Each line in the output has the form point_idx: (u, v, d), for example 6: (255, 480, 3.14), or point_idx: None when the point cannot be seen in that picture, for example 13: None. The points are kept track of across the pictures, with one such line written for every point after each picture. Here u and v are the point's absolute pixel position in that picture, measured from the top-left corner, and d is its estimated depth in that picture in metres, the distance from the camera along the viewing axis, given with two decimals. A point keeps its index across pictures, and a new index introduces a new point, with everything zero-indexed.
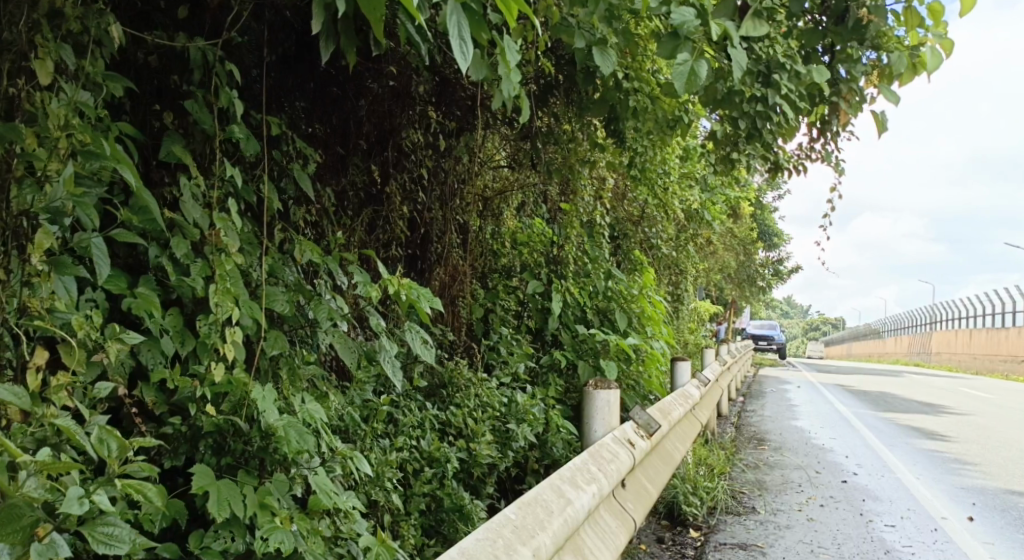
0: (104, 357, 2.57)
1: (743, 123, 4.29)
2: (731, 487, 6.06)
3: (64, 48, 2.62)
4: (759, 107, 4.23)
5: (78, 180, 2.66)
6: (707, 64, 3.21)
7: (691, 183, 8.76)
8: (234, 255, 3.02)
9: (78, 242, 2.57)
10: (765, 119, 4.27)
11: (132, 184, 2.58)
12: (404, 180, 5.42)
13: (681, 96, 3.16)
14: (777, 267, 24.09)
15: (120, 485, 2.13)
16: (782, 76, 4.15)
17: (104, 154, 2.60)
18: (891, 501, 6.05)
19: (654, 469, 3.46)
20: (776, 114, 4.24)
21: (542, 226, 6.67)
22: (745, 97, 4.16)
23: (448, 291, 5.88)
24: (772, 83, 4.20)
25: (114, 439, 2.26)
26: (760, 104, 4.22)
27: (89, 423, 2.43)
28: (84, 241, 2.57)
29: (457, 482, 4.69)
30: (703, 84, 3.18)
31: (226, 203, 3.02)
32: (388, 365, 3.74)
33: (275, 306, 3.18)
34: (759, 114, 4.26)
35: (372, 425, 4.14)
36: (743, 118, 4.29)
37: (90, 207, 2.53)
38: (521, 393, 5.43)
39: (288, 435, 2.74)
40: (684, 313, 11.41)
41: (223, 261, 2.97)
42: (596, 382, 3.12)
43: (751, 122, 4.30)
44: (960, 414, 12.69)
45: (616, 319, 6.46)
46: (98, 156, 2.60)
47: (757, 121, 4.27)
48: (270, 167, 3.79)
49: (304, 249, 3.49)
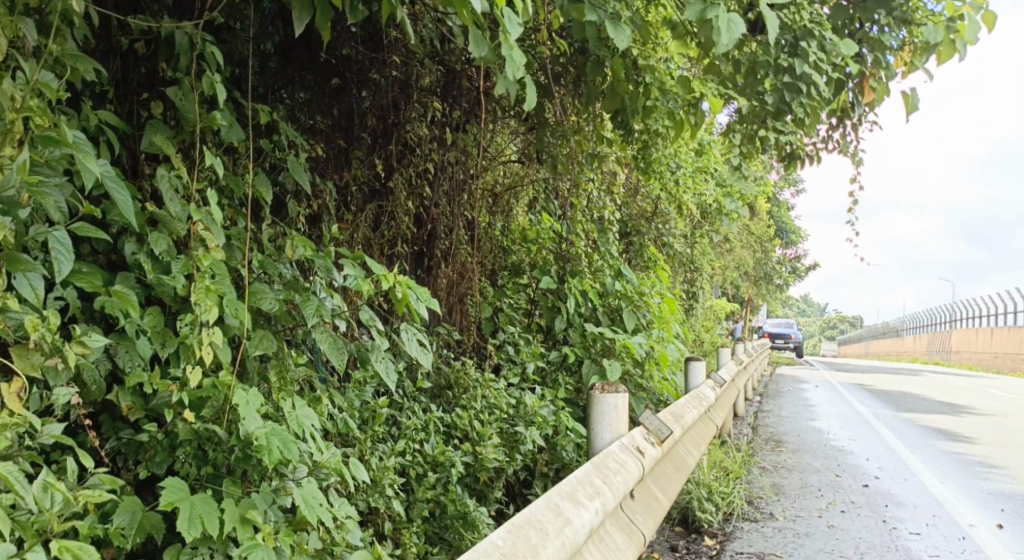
0: (60, 362, 2.36)
1: (771, 98, 3.96)
2: (748, 491, 5.85)
3: (25, 21, 2.44)
4: (785, 78, 3.88)
5: (35, 166, 2.47)
6: (742, 19, 3.16)
7: (707, 177, 8.53)
8: (216, 249, 2.87)
9: (34, 235, 2.38)
10: (795, 91, 3.91)
11: (95, 175, 2.43)
12: (410, 174, 5.24)
13: (722, 51, 3.10)
14: (794, 265, 23.79)
15: (56, 549, 2.06)
16: (810, 44, 3.84)
17: (63, 140, 2.41)
18: (916, 507, 5.81)
19: (666, 477, 3.26)
20: (806, 87, 3.91)
21: (552, 222, 6.49)
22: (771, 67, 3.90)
23: (456, 289, 5.70)
24: (799, 52, 3.86)
25: (57, 491, 2.19)
26: (787, 75, 3.88)
27: (43, 433, 2.27)
28: (41, 235, 2.38)
29: (462, 487, 4.53)
30: (742, 35, 3.14)
31: (206, 193, 2.81)
32: (384, 370, 3.50)
33: (263, 305, 3.06)
34: (787, 85, 3.90)
35: (373, 429, 3.97)
36: (771, 93, 3.96)
37: (47, 196, 2.34)
38: (530, 394, 5.25)
39: (271, 447, 2.56)
40: (699, 312, 11.17)
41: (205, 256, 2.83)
42: (602, 385, 2.92)
43: (780, 95, 3.95)
44: (984, 414, 12.36)
45: (626, 318, 6.20)
46: (57, 142, 2.42)
47: (785, 94, 3.94)
48: (263, 160, 3.64)
49: (296, 245, 3.32)
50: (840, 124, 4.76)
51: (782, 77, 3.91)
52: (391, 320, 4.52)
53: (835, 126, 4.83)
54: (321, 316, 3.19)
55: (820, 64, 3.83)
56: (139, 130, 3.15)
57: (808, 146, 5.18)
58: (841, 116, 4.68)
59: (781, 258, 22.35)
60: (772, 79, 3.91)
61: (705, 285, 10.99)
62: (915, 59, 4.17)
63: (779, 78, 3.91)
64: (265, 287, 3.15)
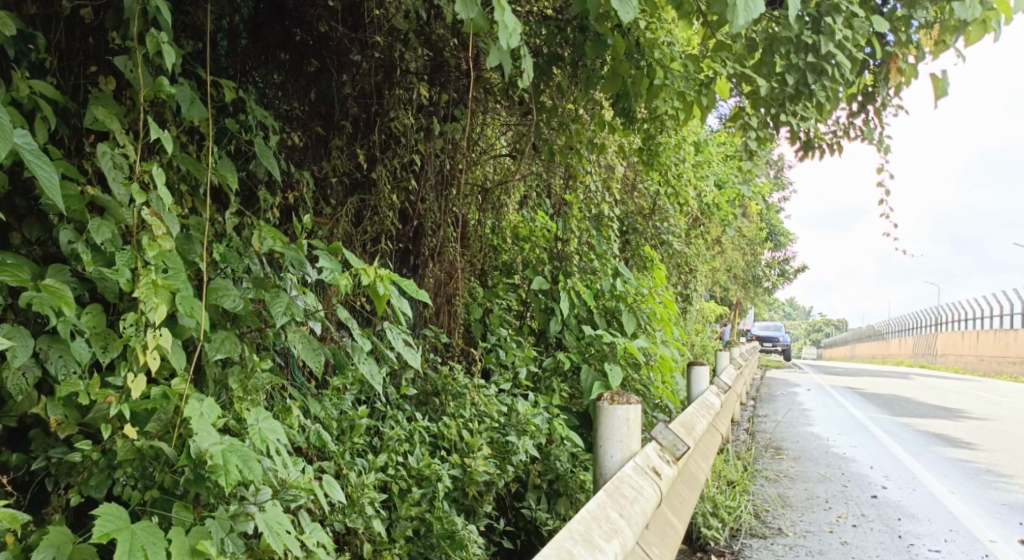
0: None
1: (791, 76, 3.73)
2: (754, 504, 5.53)
3: None
4: (810, 58, 3.63)
5: None
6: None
7: (707, 172, 8.16)
8: (165, 238, 2.51)
9: None
10: (818, 72, 3.68)
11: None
12: (395, 166, 4.90)
13: (736, 33, 2.59)
14: (783, 269, 23.57)
15: None
16: (836, 19, 3.50)
17: None
18: (931, 521, 5.50)
19: (682, 496, 2.94)
20: (829, 67, 3.66)
21: (547, 219, 6.07)
22: (792, 44, 3.62)
23: (445, 289, 5.34)
24: (823, 30, 3.54)
25: None
26: (809, 53, 3.64)
27: None
28: None
29: (449, 503, 4.17)
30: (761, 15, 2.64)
31: (154, 173, 2.44)
32: (369, 373, 3.08)
33: (224, 303, 2.70)
34: (811, 66, 3.67)
35: (351, 441, 3.60)
36: (791, 72, 3.73)
37: None
38: (523, 401, 4.91)
39: (228, 465, 2.16)
40: (692, 314, 10.84)
41: (152, 246, 2.46)
42: (611, 396, 2.58)
43: (802, 76, 3.74)
44: (983, 419, 12.06)
45: (625, 320, 5.83)
46: None
47: (807, 75, 3.70)
48: (226, 143, 3.27)
49: (264, 236, 2.94)
50: (861, 109, 4.48)
51: (805, 55, 3.66)
52: (371, 321, 4.15)
53: (857, 111, 4.54)
54: (293, 314, 2.76)
55: (845, 44, 3.52)
56: (83, 107, 2.79)
57: (823, 132, 4.84)
58: (861, 102, 4.40)
59: (770, 260, 22.07)
60: (793, 58, 3.69)
61: (699, 288, 10.69)
62: (947, 37, 3.87)
63: (801, 57, 3.66)
64: (228, 283, 2.78)
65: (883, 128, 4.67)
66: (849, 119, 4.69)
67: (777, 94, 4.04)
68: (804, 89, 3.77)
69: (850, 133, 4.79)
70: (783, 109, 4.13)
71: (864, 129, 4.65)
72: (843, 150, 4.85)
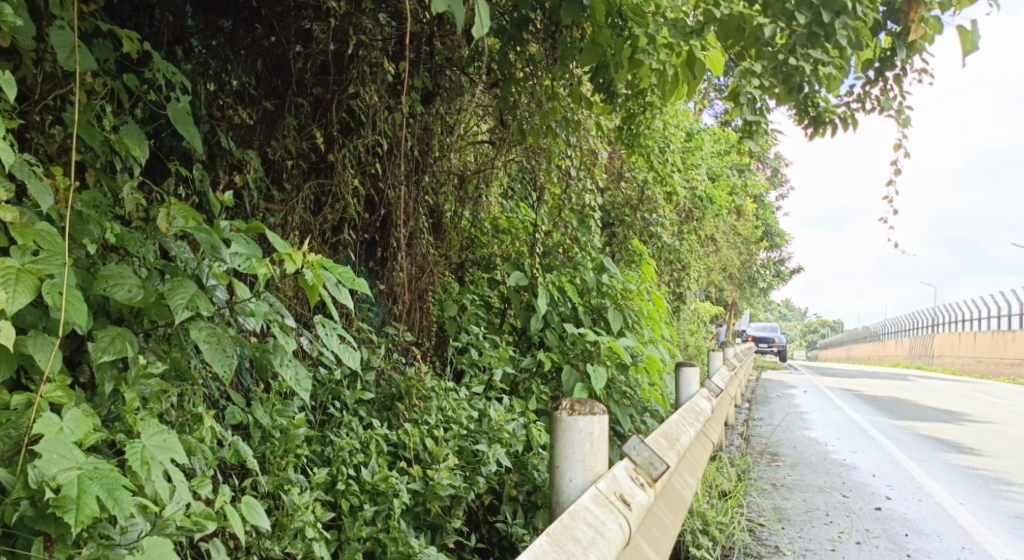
0: None
1: (802, 14, 3.20)
2: (747, 518, 5.12)
3: None
4: None
5: None
6: None
7: (699, 158, 7.72)
8: (6, 208, 2.05)
9: None
10: (836, 8, 3.19)
11: None
12: (358, 149, 4.43)
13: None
14: (779, 269, 23.18)
15: None
16: None
17: None
18: (941, 537, 5.10)
19: (661, 528, 2.51)
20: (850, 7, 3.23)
21: (526, 211, 5.66)
22: None
23: (417, 284, 4.90)
24: None
25: None
26: None
27: None
28: None
29: (409, 520, 3.73)
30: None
31: None
32: (294, 376, 2.65)
33: (117, 292, 2.26)
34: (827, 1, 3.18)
35: (290, 454, 3.15)
36: (803, 9, 3.22)
37: None
38: (497, 405, 4.47)
39: (82, 497, 1.77)
40: (684, 315, 10.42)
41: None
42: (572, 405, 2.18)
43: (816, 14, 3.23)
44: (985, 422, 11.64)
45: (610, 317, 5.37)
46: None
47: (823, 13, 3.21)
48: (131, 107, 2.78)
49: (172, 215, 2.50)
50: (877, 77, 4.05)
51: None
52: (308, 320, 3.70)
53: (873, 80, 4.11)
54: (198, 308, 2.33)
55: None
56: None
57: (834, 105, 4.40)
58: (878, 68, 3.96)
59: (765, 259, 21.65)
60: None
61: (692, 286, 10.27)
62: None
63: None
64: (125, 269, 2.34)
65: (903, 97, 4.24)
66: (864, 88, 4.25)
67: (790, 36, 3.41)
68: (817, 32, 3.27)
69: (865, 105, 4.36)
70: (792, 54, 3.52)
71: (880, 99, 4.21)
72: (857, 126, 4.44)
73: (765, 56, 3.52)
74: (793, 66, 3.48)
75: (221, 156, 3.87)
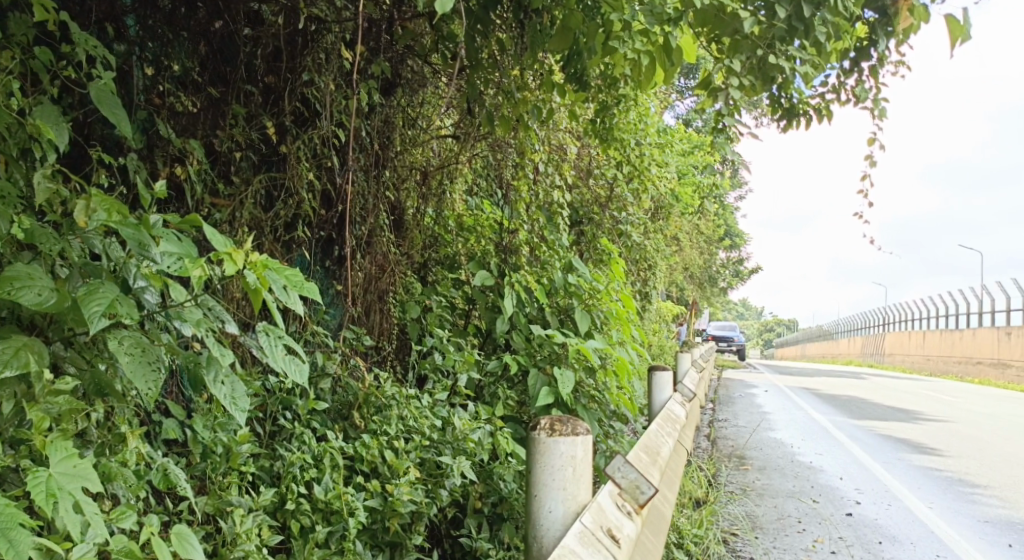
0: None
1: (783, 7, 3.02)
2: (720, 528, 4.92)
3: None
4: None
5: None
6: None
7: (669, 153, 7.52)
8: None
9: None
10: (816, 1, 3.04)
11: None
12: (313, 141, 4.13)
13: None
14: (739, 269, 23.22)
15: None
16: None
17: None
18: (913, 543, 4.97)
19: (649, 537, 2.47)
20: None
21: (491, 209, 5.40)
22: None
23: (377, 285, 4.62)
24: None
25: None
26: None
27: None
28: None
29: (365, 541, 3.45)
30: None
31: None
32: (231, 392, 2.37)
33: (25, 297, 1.97)
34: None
35: (233, 474, 2.93)
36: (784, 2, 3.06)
37: None
38: (462, 412, 4.20)
39: None
40: (649, 316, 10.22)
41: None
42: (552, 426, 2.09)
43: (797, 8, 3.09)
44: (944, 421, 11.67)
45: (578, 320, 5.02)
46: None
47: (804, 7, 3.07)
48: (49, 87, 2.47)
49: (93, 208, 2.21)
50: (854, 67, 3.88)
51: None
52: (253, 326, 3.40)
53: (848, 70, 3.93)
54: (119, 315, 2.05)
55: None
56: None
57: (808, 96, 4.23)
58: (853, 58, 3.80)
59: (726, 259, 21.63)
60: None
61: (658, 285, 10.10)
62: None
63: None
64: (36, 269, 2.05)
65: (878, 90, 4.09)
66: (840, 79, 4.07)
67: (767, 28, 3.23)
68: (797, 26, 3.12)
69: (841, 96, 4.19)
70: (770, 49, 3.30)
71: (856, 90, 4.04)
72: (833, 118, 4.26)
73: (741, 49, 3.31)
74: (772, 63, 3.29)
75: (161, 146, 3.55)
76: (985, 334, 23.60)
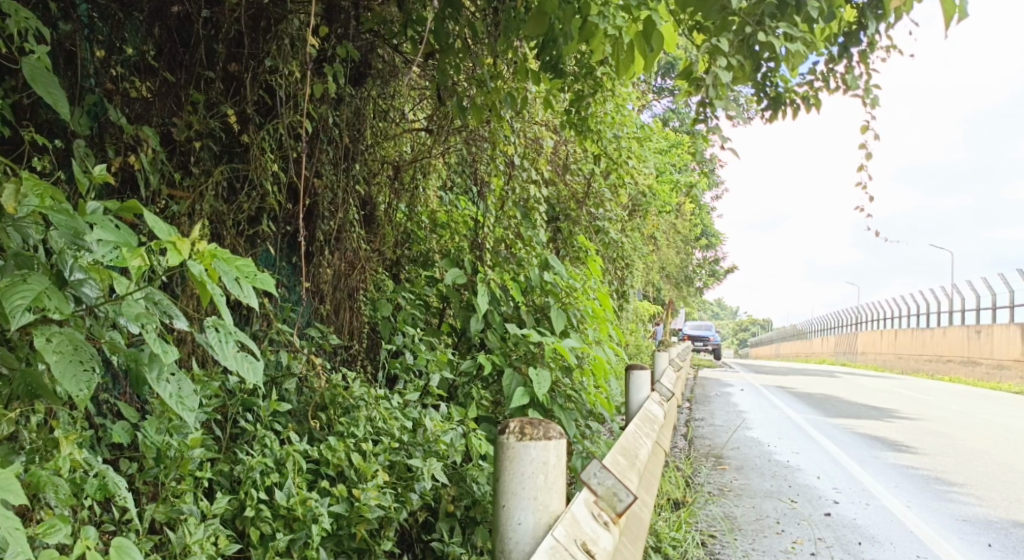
0: None
1: None
2: (700, 531, 4.79)
3: None
4: None
5: None
6: None
7: (647, 150, 7.40)
8: None
9: None
10: None
11: None
12: (278, 131, 3.96)
13: None
14: (715, 269, 23.23)
15: None
16: None
17: None
18: (894, 544, 4.86)
19: (627, 545, 2.34)
20: None
21: (466, 204, 5.24)
22: None
23: (346, 282, 4.45)
24: None
25: None
26: None
27: None
28: None
29: (330, 549, 3.28)
30: None
31: None
32: (177, 391, 2.23)
33: None
34: None
35: (185, 480, 2.76)
36: None
37: None
38: (434, 413, 4.03)
39: None
40: (625, 315, 10.11)
41: None
42: (522, 430, 1.95)
43: None
44: (919, 419, 11.67)
45: (554, 318, 4.83)
46: None
47: None
48: None
49: (24, 193, 2.07)
50: (843, 53, 3.77)
51: None
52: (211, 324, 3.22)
53: (836, 56, 3.83)
54: (47, 309, 1.96)
55: None
56: None
57: (794, 85, 4.12)
58: (842, 44, 3.70)
59: (703, 259, 21.62)
60: None
61: (634, 285, 10.00)
62: None
63: None
64: None
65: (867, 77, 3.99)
66: (827, 66, 3.96)
67: (756, 5, 3.10)
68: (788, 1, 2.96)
69: (829, 84, 4.08)
70: (759, 27, 3.17)
71: (845, 77, 3.93)
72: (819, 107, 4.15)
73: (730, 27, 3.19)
74: (761, 40, 3.16)
75: (112, 132, 3.37)
76: (956, 332, 23.78)
